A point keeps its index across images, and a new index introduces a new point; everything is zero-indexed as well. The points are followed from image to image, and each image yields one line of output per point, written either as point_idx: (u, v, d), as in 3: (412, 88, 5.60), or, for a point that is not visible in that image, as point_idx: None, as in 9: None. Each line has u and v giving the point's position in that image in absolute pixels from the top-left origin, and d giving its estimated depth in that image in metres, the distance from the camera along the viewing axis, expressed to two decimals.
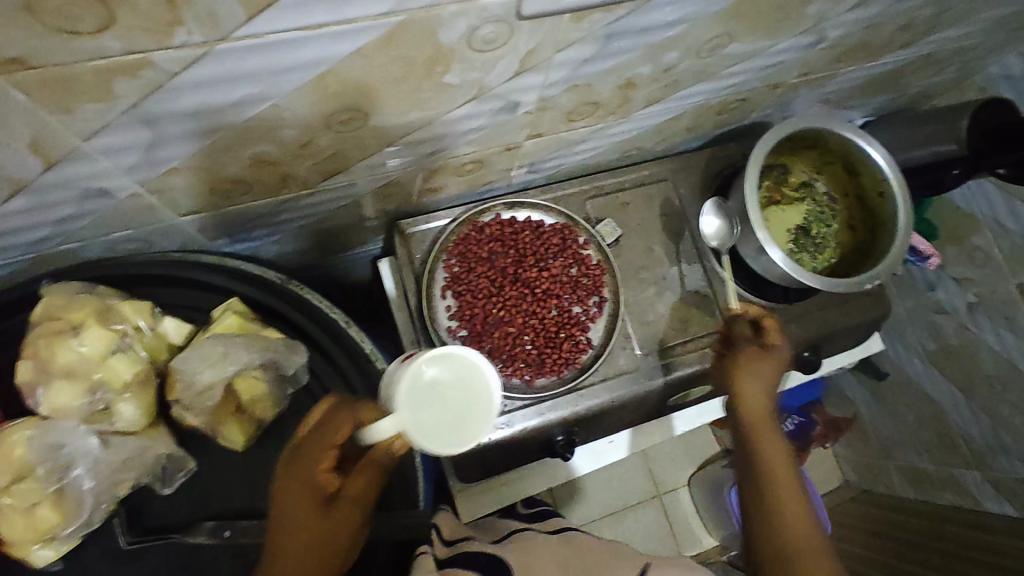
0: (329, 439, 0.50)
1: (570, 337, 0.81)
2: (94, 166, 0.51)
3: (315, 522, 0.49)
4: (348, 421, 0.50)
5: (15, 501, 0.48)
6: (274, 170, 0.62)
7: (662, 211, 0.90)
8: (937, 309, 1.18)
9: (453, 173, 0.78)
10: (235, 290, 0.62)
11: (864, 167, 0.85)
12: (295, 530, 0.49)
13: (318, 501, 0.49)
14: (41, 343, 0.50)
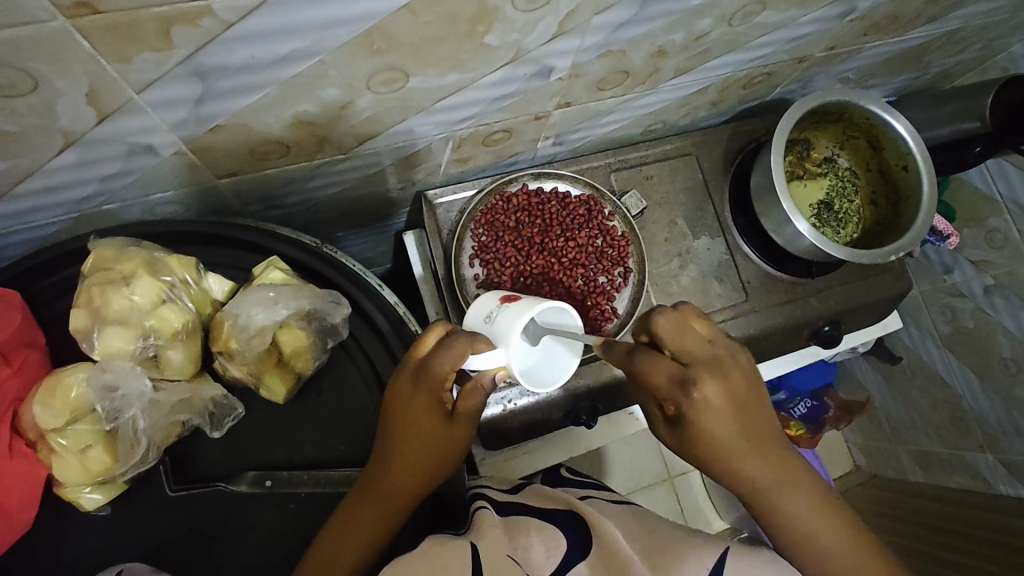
0: (450, 369, 0.53)
1: (597, 306, 0.82)
2: (146, 119, 0.52)
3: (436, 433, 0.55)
4: (464, 353, 0.52)
5: (70, 442, 0.50)
6: (313, 132, 0.63)
7: (685, 185, 0.90)
8: (953, 293, 1.14)
9: (481, 143, 0.79)
10: (274, 248, 0.63)
11: (888, 141, 0.86)
12: (413, 444, 0.54)
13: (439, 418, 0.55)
14: (94, 291, 0.51)
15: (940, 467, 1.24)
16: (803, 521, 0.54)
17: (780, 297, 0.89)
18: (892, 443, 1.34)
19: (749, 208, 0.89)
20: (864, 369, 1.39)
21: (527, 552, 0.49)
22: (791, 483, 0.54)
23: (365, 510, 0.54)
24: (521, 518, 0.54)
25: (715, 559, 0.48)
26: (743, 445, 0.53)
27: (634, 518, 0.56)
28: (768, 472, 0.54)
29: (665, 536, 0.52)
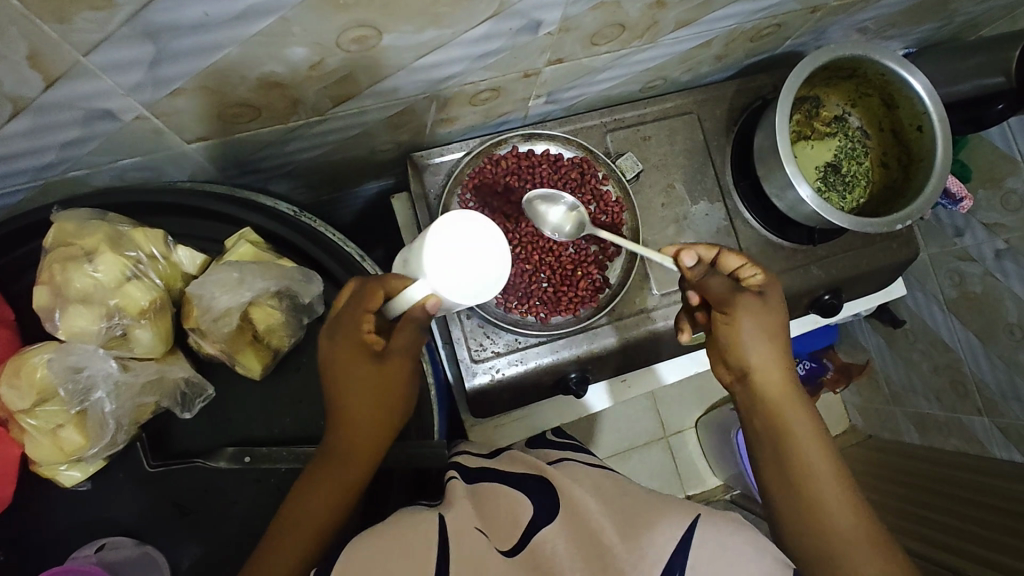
0: (366, 307, 0.52)
1: (587, 276, 0.80)
2: (99, 84, 0.49)
3: (372, 378, 0.53)
4: (377, 289, 0.52)
5: (41, 422, 0.49)
6: (283, 94, 0.59)
7: (686, 146, 0.86)
8: (962, 257, 1.09)
9: (469, 102, 0.75)
10: (248, 219, 0.61)
11: (902, 99, 0.80)
12: (352, 398, 0.52)
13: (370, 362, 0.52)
14: (54, 268, 0.49)
15: (936, 429, 1.23)
16: (806, 447, 0.57)
17: (781, 264, 0.85)
18: (889, 405, 1.34)
19: (751, 171, 0.84)
20: (866, 332, 1.36)
21: (497, 521, 0.49)
22: (801, 405, 0.59)
23: (332, 478, 0.51)
24: (488, 486, 0.54)
25: (683, 528, 0.45)
26: (772, 354, 0.60)
27: (607, 483, 0.54)
28: (784, 385, 0.59)
29: (636, 501, 0.50)
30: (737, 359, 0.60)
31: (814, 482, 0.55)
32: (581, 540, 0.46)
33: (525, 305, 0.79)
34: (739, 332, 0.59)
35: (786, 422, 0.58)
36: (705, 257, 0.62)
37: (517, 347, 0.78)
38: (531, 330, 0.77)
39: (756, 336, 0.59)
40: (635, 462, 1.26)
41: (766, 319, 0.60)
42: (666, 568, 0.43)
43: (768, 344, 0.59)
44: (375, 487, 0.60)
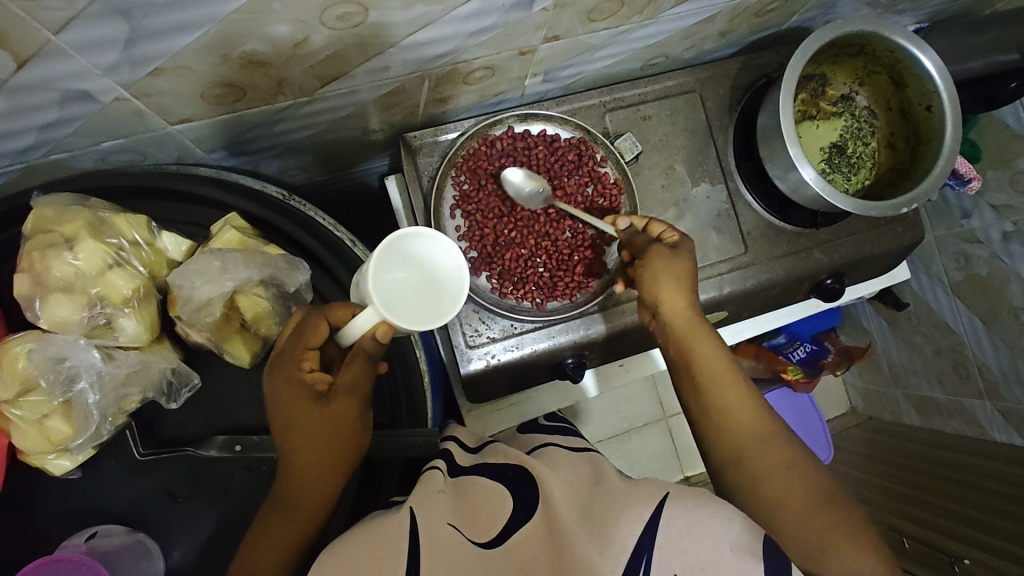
0: (307, 342, 0.51)
1: (584, 261, 0.79)
2: (73, 65, 0.47)
3: (314, 416, 0.51)
4: (320, 321, 0.51)
5: (25, 412, 0.48)
6: (267, 73, 0.57)
7: (687, 126, 0.84)
8: (969, 239, 1.07)
9: (463, 81, 0.72)
10: (234, 204, 0.59)
11: (912, 78, 0.78)
12: (296, 437, 0.51)
13: (313, 402, 0.51)
14: (34, 256, 0.48)
15: (934, 411, 1.23)
16: (713, 375, 0.59)
17: (782, 248, 0.84)
18: (889, 387, 1.33)
19: (753, 152, 0.82)
20: (869, 314, 1.35)
21: (474, 517, 0.48)
22: (707, 333, 0.61)
23: (282, 523, 0.49)
24: (470, 481, 0.53)
25: (649, 510, 0.44)
26: (687, 304, 0.62)
27: (586, 469, 0.53)
28: (691, 318, 0.61)
29: (608, 485, 0.49)
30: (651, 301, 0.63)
31: (722, 405, 0.58)
32: (553, 532, 0.45)
33: (520, 291, 0.78)
34: (653, 280, 0.62)
35: (703, 369, 0.59)
36: (637, 224, 0.69)
37: (514, 332, 0.77)
38: (528, 316, 0.76)
39: (667, 278, 0.62)
40: (633, 444, 1.27)
41: (672, 262, 0.62)
42: (634, 550, 0.42)
43: (678, 289, 0.61)
44: (369, 473, 0.60)
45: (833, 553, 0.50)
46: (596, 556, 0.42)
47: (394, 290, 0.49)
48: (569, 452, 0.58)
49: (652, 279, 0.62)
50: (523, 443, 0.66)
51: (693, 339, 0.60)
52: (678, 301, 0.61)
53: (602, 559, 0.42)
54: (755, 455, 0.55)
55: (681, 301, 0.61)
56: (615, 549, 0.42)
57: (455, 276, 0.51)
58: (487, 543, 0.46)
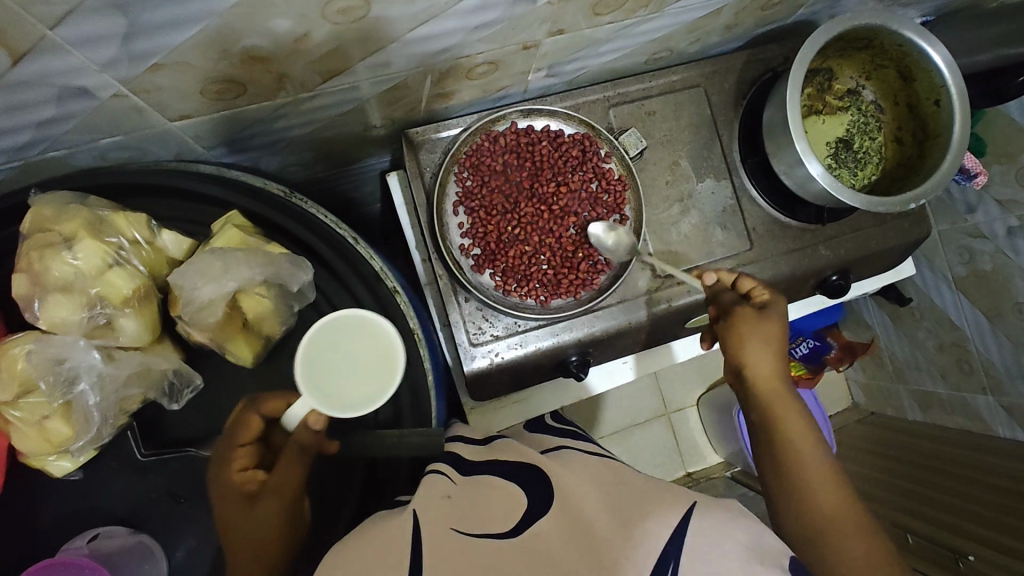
0: (237, 440, 0.52)
1: (588, 257, 0.78)
2: (69, 60, 0.46)
3: (246, 510, 0.50)
4: (249, 420, 0.52)
5: (25, 414, 0.47)
6: (268, 69, 0.56)
7: (692, 121, 0.83)
8: (973, 235, 1.05)
9: (465, 76, 0.71)
10: (234, 202, 0.59)
11: (920, 72, 0.77)
12: (233, 533, 0.49)
13: (244, 501, 0.50)
14: (32, 255, 0.47)
15: (937, 408, 1.23)
16: (806, 452, 0.56)
17: (788, 245, 0.83)
18: (893, 383, 1.32)
19: (759, 147, 0.81)
20: (871, 309, 1.34)
21: (488, 513, 0.47)
22: (796, 407, 0.59)
23: None
24: (484, 481, 0.53)
25: (679, 516, 0.44)
26: (778, 369, 0.61)
27: (605, 474, 0.52)
28: (779, 385, 0.60)
29: (633, 492, 0.48)
30: (737, 359, 0.62)
31: (810, 483, 0.55)
32: (571, 528, 0.44)
33: (524, 288, 0.77)
34: (738, 337, 0.62)
35: (789, 440, 0.57)
36: (724, 279, 0.70)
37: (517, 330, 0.76)
38: (531, 314, 0.75)
39: (761, 336, 0.62)
40: (636, 440, 1.26)
41: (765, 323, 0.62)
42: (660, 555, 0.41)
43: (767, 350, 0.61)
44: (373, 474, 0.59)
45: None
46: (621, 558, 0.41)
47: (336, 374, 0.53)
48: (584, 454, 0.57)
49: (742, 338, 0.62)
50: (534, 442, 0.64)
51: (782, 407, 0.59)
52: (768, 364, 0.61)
53: (627, 562, 0.40)
54: (847, 554, 0.50)
55: (770, 365, 0.61)
56: (641, 552, 0.41)
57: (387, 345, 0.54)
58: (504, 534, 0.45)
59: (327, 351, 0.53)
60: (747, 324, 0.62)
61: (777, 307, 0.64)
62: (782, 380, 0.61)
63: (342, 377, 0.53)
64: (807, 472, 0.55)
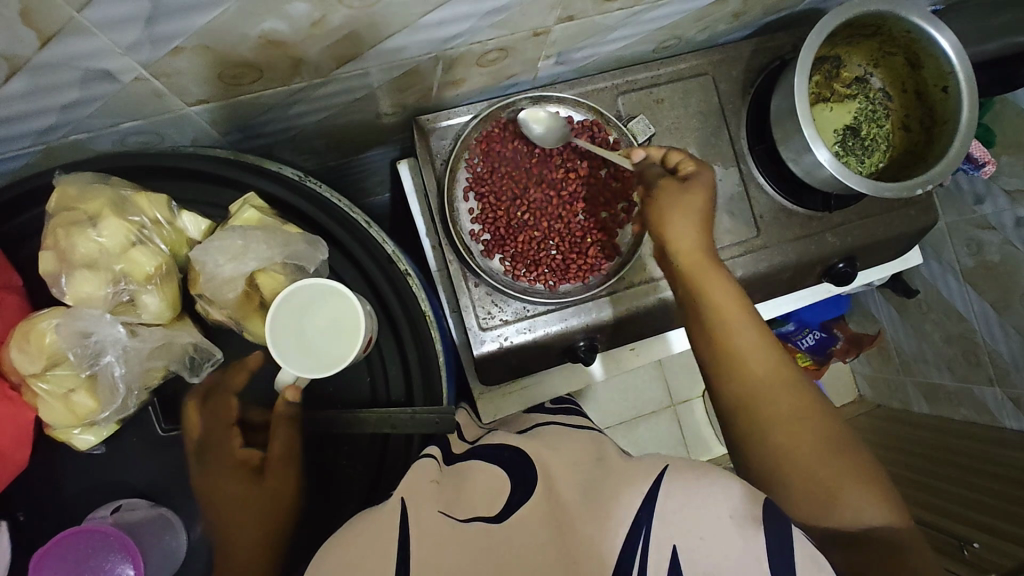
0: (225, 419, 0.54)
1: (597, 243, 0.79)
2: (96, 42, 0.47)
3: (249, 491, 0.51)
4: (229, 400, 0.55)
5: (52, 386, 0.49)
6: (285, 54, 0.57)
7: (700, 109, 0.83)
8: (982, 226, 1.05)
9: (476, 63, 0.72)
10: (251, 184, 0.60)
11: (927, 59, 0.77)
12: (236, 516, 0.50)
13: (247, 478, 0.52)
14: (59, 233, 0.49)
15: (942, 399, 1.23)
16: (725, 311, 0.59)
17: (794, 232, 0.84)
18: (899, 374, 1.32)
19: (766, 134, 0.82)
20: (878, 302, 1.34)
21: (471, 498, 0.48)
22: (719, 274, 0.62)
23: None
24: (470, 467, 0.53)
25: (649, 483, 0.44)
26: (700, 233, 0.63)
27: (591, 450, 0.53)
28: (703, 256, 0.63)
29: (611, 467, 0.48)
30: (661, 232, 0.64)
31: (737, 347, 0.58)
32: (551, 512, 0.45)
33: (533, 273, 0.78)
34: (662, 209, 0.64)
35: (709, 296, 0.60)
36: (654, 156, 0.71)
37: (526, 315, 0.77)
38: (540, 299, 0.76)
39: (685, 211, 0.63)
40: (642, 430, 1.27)
41: (684, 198, 0.64)
42: (633, 522, 0.42)
43: (689, 219, 0.63)
44: (384, 455, 0.60)
45: (845, 496, 0.51)
46: (595, 531, 0.42)
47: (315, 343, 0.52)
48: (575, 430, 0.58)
49: (670, 212, 0.64)
50: (522, 425, 0.67)
51: (705, 270, 0.62)
52: (691, 232, 0.63)
53: (601, 535, 0.42)
54: (763, 399, 0.55)
55: (693, 232, 0.63)
56: (614, 524, 0.42)
57: (314, 288, 0.53)
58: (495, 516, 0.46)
59: (295, 348, 0.52)
60: (670, 202, 0.64)
61: (702, 178, 0.65)
62: (705, 247, 0.63)
63: (328, 349, 0.52)
64: (729, 330, 0.58)
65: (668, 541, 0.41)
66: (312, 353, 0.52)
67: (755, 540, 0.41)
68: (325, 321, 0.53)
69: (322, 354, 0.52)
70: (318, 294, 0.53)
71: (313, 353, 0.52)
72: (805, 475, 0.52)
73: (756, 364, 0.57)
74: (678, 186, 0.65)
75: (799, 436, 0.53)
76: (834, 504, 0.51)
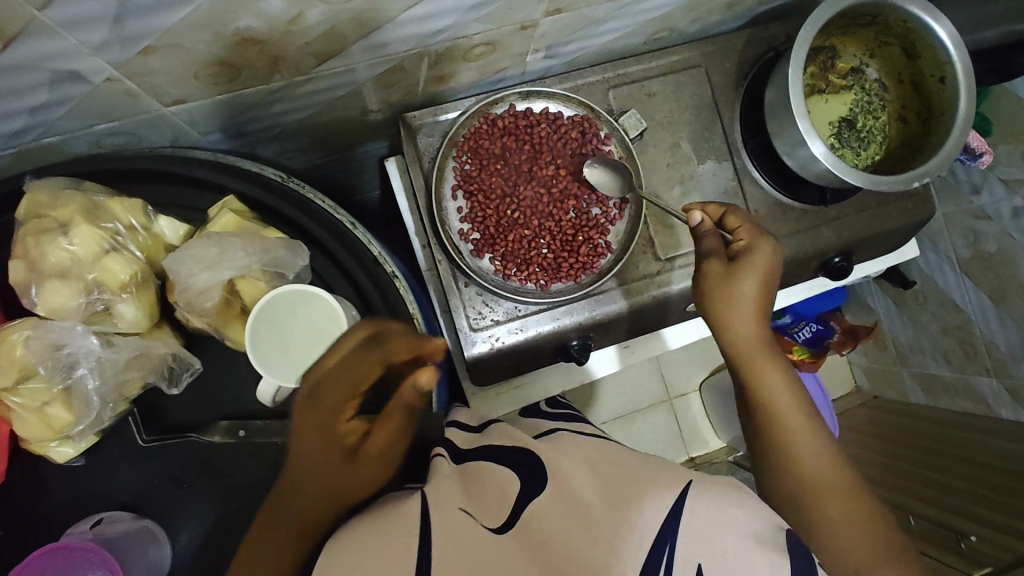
0: (353, 389, 0.48)
1: (588, 241, 0.78)
2: (61, 43, 0.45)
3: (328, 470, 0.47)
4: (371, 365, 0.48)
5: (26, 399, 0.48)
6: (262, 51, 0.55)
7: (692, 102, 0.82)
8: (978, 216, 1.03)
9: (462, 58, 0.70)
10: (230, 187, 0.58)
11: (924, 49, 0.75)
12: (297, 482, 0.47)
13: (341, 461, 0.47)
14: (29, 241, 0.47)
15: (939, 391, 1.22)
16: (780, 402, 0.60)
17: (790, 226, 0.82)
18: (896, 366, 1.31)
19: (761, 127, 0.80)
20: (875, 293, 1.33)
21: (484, 501, 0.48)
22: (772, 363, 0.61)
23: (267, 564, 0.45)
24: (483, 469, 0.52)
25: (674, 493, 0.44)
26: (755, 321, 0.62)
27: (599, 456, 0.52)
28: (760, 344, 0.62)
29: (632, 474, 0.47)
30: (713, 318, 0.63)
31: (790, 439, 0.59)
32: (568, 515, 0.44)
33: (524, 272, 0.77)
34: (714, 298, 0.62)
35: (759, 380, 0.61)
36: (711, 215, 0.68)
37: (518, 315, 0.75)
38: (532, 298, 0.75)
39: (747, 297, 0.61)
40: (638, 425, 1.26)
41: (742, 284, 0.61)
42: (657, 536, 0.41)
43: (747, 307, 0.61)
44: None
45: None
46: (616, 540, 0.41)
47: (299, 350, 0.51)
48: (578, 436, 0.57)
49: (722, 300, 0.61)
50: (528, 426, 0.65)
51: (758, 358, 0.61)
52: (745, 320, 0.61)
53: (622, 544, 0.41)
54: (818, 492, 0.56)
55: (746, 321, 0.61)
56: (636, 533, 0.41)
57: (279, 298, 0.51)
58: (499, 528, 0.45)
59: (280, 355, 0.51)
60: (727, 286, 0.61)
61: (760, 258, 0.62)
62: (759, 334, 0.62)
63: (311, 353, 0.51)
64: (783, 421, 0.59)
65: (693, 560, 0.41)
66: (301, 359, 0.51)
67: (781, 563, 0.40)
68: (303, 328, 0.51)
69: (311, 358, 0.51)
70: (283, 303, 0.51)
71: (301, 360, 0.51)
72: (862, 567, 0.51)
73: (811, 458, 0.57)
74: (735, 267, 0.62)
75: (851, 530, 0.53)
76: None
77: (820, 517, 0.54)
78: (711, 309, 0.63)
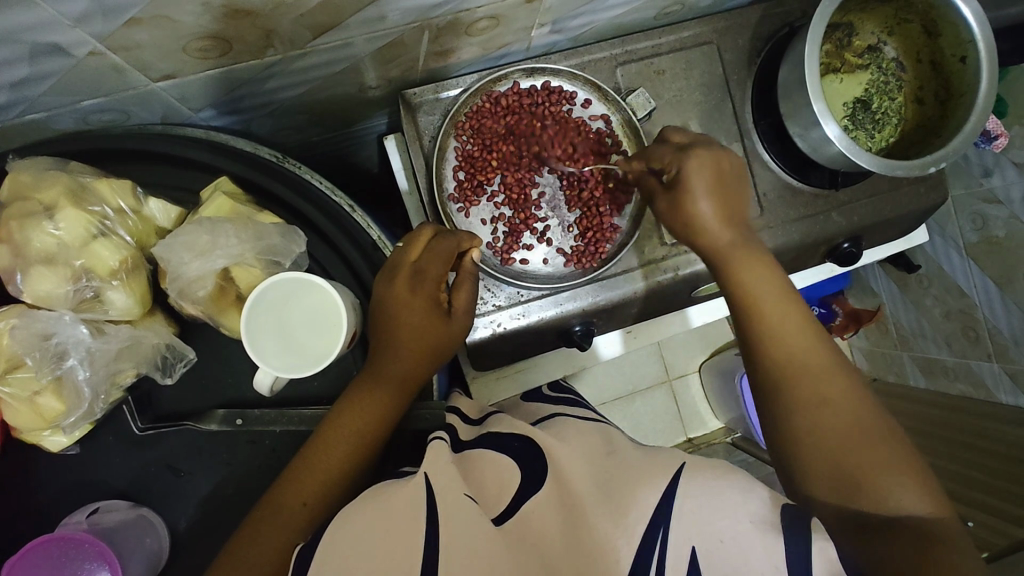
0: (444, 263, 0.57)
1: (594, 226, 0.76)
2: (39, 14, 0.43)
3: (434, 327, 0.56)
4: (453, 245, 0.58)
5: (15, 390, 0.47)
6: (254, 24, 0.52)
7: (703, 81, 0.79)
8: (988, 199, 1.00)
9: (464, 32, 0.67)
10: (223, 168, 0.56)
11: (946, 26, 0.72)
12: (401, 349, 0.55)
13: (440, 318, 0.57)
14: (12, 225, 0.46)
15: (936, 373, 1.21)
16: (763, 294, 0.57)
17: (798, 210, 0.80)
18: (897, 349, 1.29)
19: (773, 108, 0.77)
20: (878, 277, 1.32)
21: (481, 487, 0.46)
22: (760, 262, 0.59)
23: (355, 418, 0.52)
24: (476, 453, 0.50)
25: (669, 480, 0.44)
26: (727, 226, 0.61)
27: (597, 441, 0.51)
28: (733, 244, 0.60)
29: (625, 461, 0.47)
30: (686, 231, 0.62)
31: (777, 337, 0.56)
32: (566, 503, 0.44)
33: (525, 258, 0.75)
34: (681, 207, 0.62)
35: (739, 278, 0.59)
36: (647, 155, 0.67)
37: (520, 300, 0.74)
38: (533, 283, 0.73)
39: (700, 207, 0.61)
40: (637, 406, 1.24)
41: (696, 200, 0.61)
42: (650, 520, 0.42)
43: (715, 212, 0.61)
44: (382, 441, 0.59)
45: (879, 482, 0.47)
46: (611, 527, 0.41)
47: (305, 342, 0.50)
48: (579, 423, 0.55)
49: (694, 214, 0.61)
50: (528, 411, 0.65)
51: (746, 261, 0.59)
52: (722, 228, 0.61)
53: (617, 532, 0.41)
54: (800, 378, 0.53)
55: (726, 230, 0.61)
56: (632, 521, 0.41)
57: (271, 294, 0.49)
58: (496, 519, 0.44)
59: (284, 351, 0.49)
60: (681, 209, 0.62)
61: (702, 162, 0.61)
62: (745, 241, 0.61)
63: (312, 346, 0.50)
64: (775, 329, 0.56)
65: (686, 542, 0.41)
66: (309, 350, 0.49)
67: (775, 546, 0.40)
68: (306, 319, 0.50)
69: (320, 347, 0.50)
70: (277, 298, 0.49)
71: (310, 351, 0.49)
72: (843, 464, 0.49)
73: (809, 362, 0.54)
74: (677, 190, 0.62)
75: (835, 418, 0.51)
76: (867, 487, 0.48)
77: (812, 418, 0.51)
78: (677, 225, 0.63)
